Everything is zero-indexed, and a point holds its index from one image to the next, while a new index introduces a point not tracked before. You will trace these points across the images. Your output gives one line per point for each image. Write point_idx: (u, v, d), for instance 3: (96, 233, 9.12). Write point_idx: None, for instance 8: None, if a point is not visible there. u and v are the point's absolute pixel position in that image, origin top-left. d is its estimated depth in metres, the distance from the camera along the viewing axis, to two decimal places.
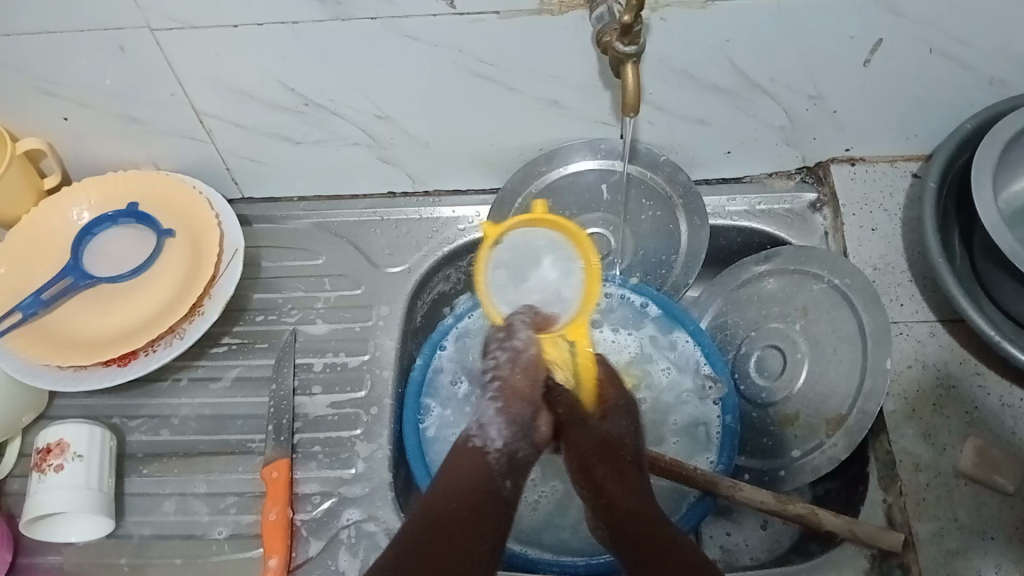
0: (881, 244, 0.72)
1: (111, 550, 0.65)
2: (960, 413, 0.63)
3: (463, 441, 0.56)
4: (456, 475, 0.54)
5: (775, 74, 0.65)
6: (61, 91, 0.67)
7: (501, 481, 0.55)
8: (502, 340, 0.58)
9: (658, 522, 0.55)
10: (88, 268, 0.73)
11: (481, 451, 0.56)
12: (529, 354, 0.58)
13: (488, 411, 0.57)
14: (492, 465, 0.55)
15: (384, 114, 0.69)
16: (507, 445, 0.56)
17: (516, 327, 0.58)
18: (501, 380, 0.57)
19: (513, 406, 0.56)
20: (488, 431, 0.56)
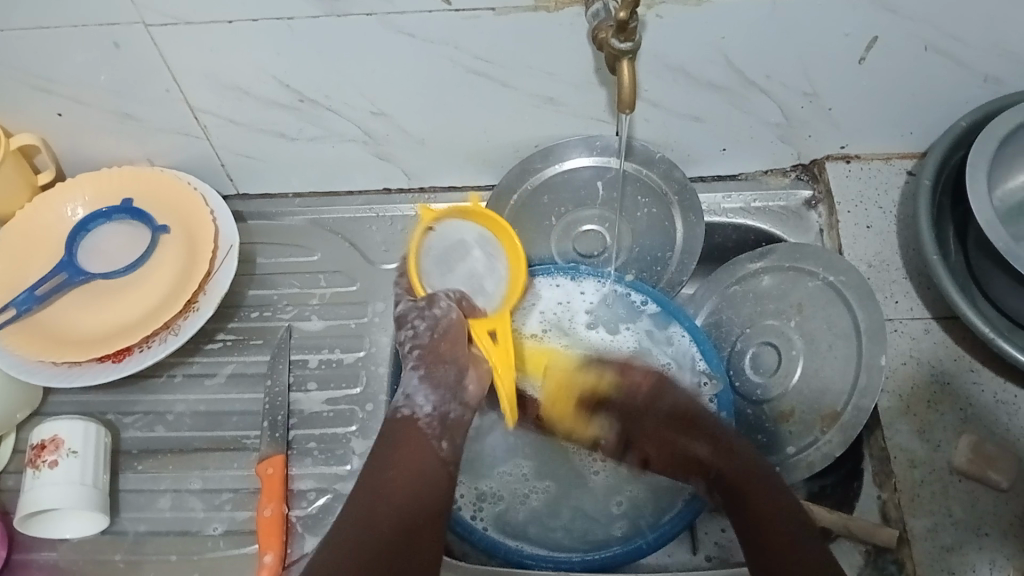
0: (875, 240, 0.72)
1: (105, 547, 0.65)
2: (955, 409, 0.63)
3: (393, 412, 0.57)
4: (402, 459, 0.55)
5: (770, 72, 0.66)
6: (55, 87, 0.67)
7: (438, 446, 0.56)
8: (422, 309, 0.59)
9: (766, 483, 0.59)
10: (83, 265, 0.73)
11: (410, 419, 0.57)
12: (449, 321, 0.58)
13: (413, 379, 0.57)
14: (425, 431, 0.56)
15: (379, 110, 0.69)
16: (437, 410, 0.57)
17: (437, 296, 0.59)
18: (421, 347, 0.58)
19: (437, 370, 0.57)
20: (416, 399, 0.57)
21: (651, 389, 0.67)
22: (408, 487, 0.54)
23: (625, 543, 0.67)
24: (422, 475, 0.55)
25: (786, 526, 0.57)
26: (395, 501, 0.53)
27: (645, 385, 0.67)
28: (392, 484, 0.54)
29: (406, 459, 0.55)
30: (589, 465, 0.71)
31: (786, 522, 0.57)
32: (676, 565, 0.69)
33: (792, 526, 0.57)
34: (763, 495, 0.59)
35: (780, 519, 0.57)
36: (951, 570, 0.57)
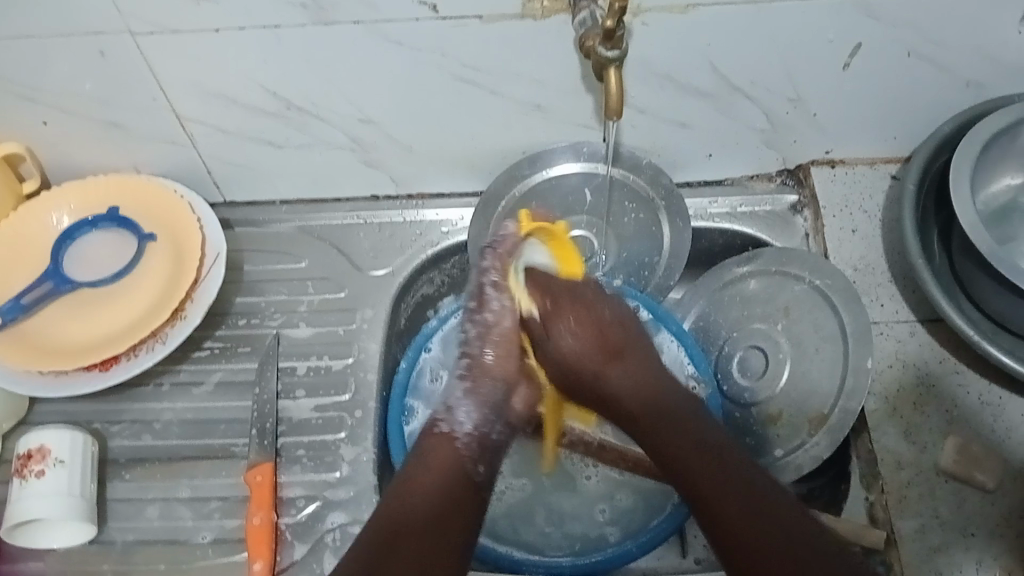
0: (861, 244, 0.73)
1: (93, 557, 0.65)
2: (940, 411, 0.64)
3: (431, 427, 0.60)
4: (427, 471, 0.56)
5: (755, 77, 0.66)
6: (40, 95, 0.66)
7: (474, 467, 0.58)
8: (473, 313, 0.62)
9: (678, 427, 0.57)
10: (69, 273, 0.72)
11: (449, 435, 0.59)
12: (500, 328, 0.61)
13: (456, 393, 0.61)
14: (461, 449, 0.58)
15: (367, 117, 0.69)
16: (476, 428, 0.60)
17: (488, 298, 0.61)
18: (470, 357, 0.61)
19: (482, 386, 0.61)
20: (456, 414, 0.60)
21: (558, 307, 0.62)
22: (431, 499, 0.55)
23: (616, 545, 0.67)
24: (441, 480, 0.56)
25: (703, 474, 0.54)
26: (418, 505, 0.54)
27: (566, 293, 0.63)
28: (417, 492, 0.55)
29: (424, 472, 0.56)
30: (581, 471, 0.71)
31: (708, 468, 0.54)
32: (666, 569, 0.70)
33: (716, 471, 0.54)
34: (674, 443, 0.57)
35: (700, 463, 0.55)
36: (938, 570, 0.57)
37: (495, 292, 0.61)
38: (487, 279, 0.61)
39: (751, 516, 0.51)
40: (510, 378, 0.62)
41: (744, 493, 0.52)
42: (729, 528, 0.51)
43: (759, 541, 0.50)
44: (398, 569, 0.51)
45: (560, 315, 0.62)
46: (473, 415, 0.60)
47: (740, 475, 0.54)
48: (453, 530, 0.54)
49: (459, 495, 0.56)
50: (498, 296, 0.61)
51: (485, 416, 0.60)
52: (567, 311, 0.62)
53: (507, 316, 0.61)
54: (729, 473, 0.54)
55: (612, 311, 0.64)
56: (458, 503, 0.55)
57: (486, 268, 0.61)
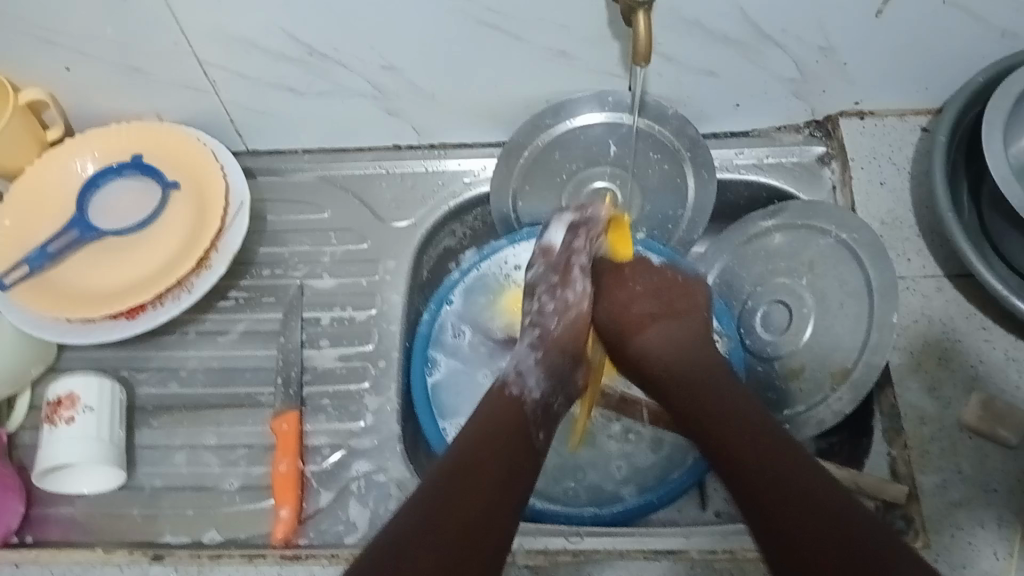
0: (889, 198, 0.72)
1: (123, 501, 0.66)
2: (965, 367, 0.64)
3: (502, 386, 0.60)
4: (490, 421, 0.56)
5: (785, 24, 0.64)
6: (62, 40, 0.66)
7: (534, 432, 0.57)
8: (554, 289, 0.65)
9: (719, 400, 0.58)
10: (94, 221, 0.73)
11: (519, 398, 0.59)
12: (575, 308, 0.65)
13: (528, 361, 0.62)
14: (529, 411, 0.58)
15: (389, 64, 0.68)
16: (542, 396, 0.60)
17: (571, 278, 0.66)
18: (542, 330, 0.64)
19: (552, 358, 0.63)
20: (528, 379, 0.60)
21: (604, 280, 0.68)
22: (498, 443, 0.54)
23: (640, 494, 0.68)
24: (506, 430, 0.56)
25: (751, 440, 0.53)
26: (486, 449, 0.53)
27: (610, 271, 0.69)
28: (486, 441, 0.54)
29: (489, 424, 0.56)
30: (602, 427, 0.71)
31: (761, 447, 0.53)
32: (685, 520, 0.70)
33: (768, 452, 0.52)
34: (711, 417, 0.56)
35: (749, 441, 0.53)
36: (958, 525, 0.57)
37: (580, 275, 0.66)
38: (574, 259, 0.66)
39: (808, 498, 0.49)
40: (574, 357, 0.64)
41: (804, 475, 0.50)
42: (785, 515, 0.49)
43: (807, 527, 0.48)
44: (465, 504, 0.50)
45: (604, 285, 0.68)
46: (543, 383, 0.61)
47: (792, 451, 0.52)
48: (516, 480, 0.52)
49: (520, 444, 0.55)
50: (580, 278, 0.66)
51: (553, 384, 0.61)
52: (612, 286, 0.68)
53: (584, 300, 0.66)
54: (786, 453, 0.52)
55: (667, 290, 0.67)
56: (518, 452, 0.54)
57: (575, 249, 0.66)
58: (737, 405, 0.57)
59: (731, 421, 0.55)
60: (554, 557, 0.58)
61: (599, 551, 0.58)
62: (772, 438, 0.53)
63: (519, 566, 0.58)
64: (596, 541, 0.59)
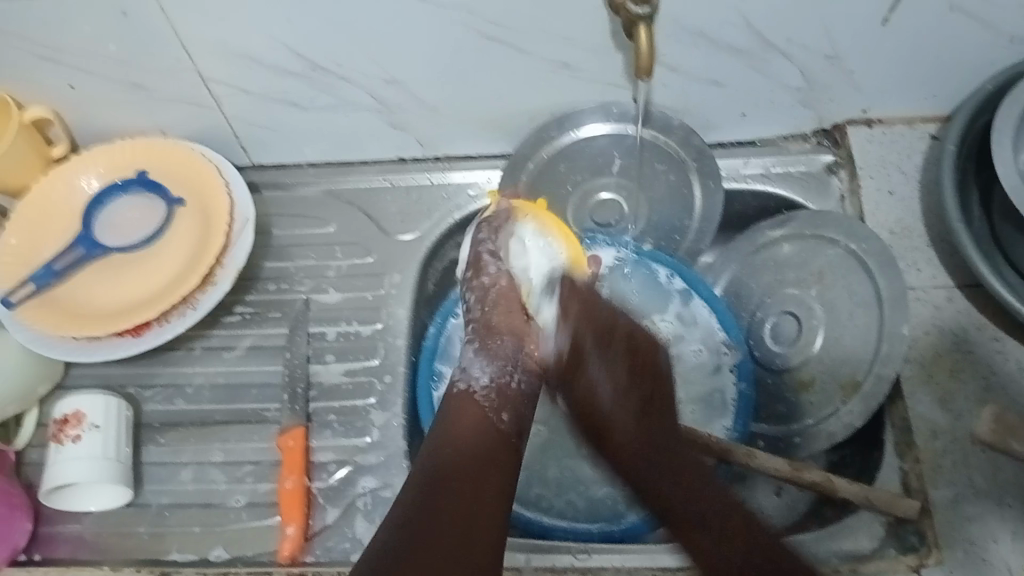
0: (898, 207, 0.71)
1: (130, 519, 0.66)
2: (977, 378, 0.63)
3: (450, 388, 0.57)
4: (459, 436, 0.53)
5: (790, 33, 0.64)
6: (66, 59, 0.66)
7: (497, 418, 0.55)
8: (470, 281, 0.62)
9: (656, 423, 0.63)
10: (99, 239, 0.73)
11: (468, 392, 0.56)
12: (495, 290, 0.61)
13: (469, 353, 0.59)
14: (484, 403, 0.56)
15: (393, 78, 0.68)
16: (494, 379, 0.57)
17: (485, 265, 0.62)
18: (475, 321, 0.60)
19: (493, 341, 0.58)
20: (472, 369, 0.57)
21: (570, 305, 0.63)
22: (471, 458, 0.52)
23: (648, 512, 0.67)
24: (478, 438, 0.53)
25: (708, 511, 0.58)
26: (453, 456, 0.52)
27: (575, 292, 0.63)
28: (450, 444, 0.53)
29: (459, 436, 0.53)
30: None
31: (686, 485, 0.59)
32: None
33: (686, 486, 0.59)
34: (646, 457, 0.61)
35: (665, 480, 0.60)
36: (972, 540, 0.57)
37: (491, 259, 0.62)
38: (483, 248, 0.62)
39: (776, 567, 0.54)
40: (519, 332, 0.59)
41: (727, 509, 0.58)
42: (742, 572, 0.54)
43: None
44: (441, 515, 0.48)
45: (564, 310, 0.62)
46: (489, 368, 0.57)
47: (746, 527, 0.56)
48: (490, 484, 0.51)
49: (495, 458, 0.53)
50: (493, 262, 0.62)
51: (501, 364, 0.57)
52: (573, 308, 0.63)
53: (504, 277, 0.61)
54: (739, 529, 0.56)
55: (629, 330, 0.65)
56: (494, 466, 0.52)
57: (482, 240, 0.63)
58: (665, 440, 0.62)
59: (660, 452, 0.61)
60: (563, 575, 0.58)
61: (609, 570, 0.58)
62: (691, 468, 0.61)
63: None
64: (605, 559, 0.59)
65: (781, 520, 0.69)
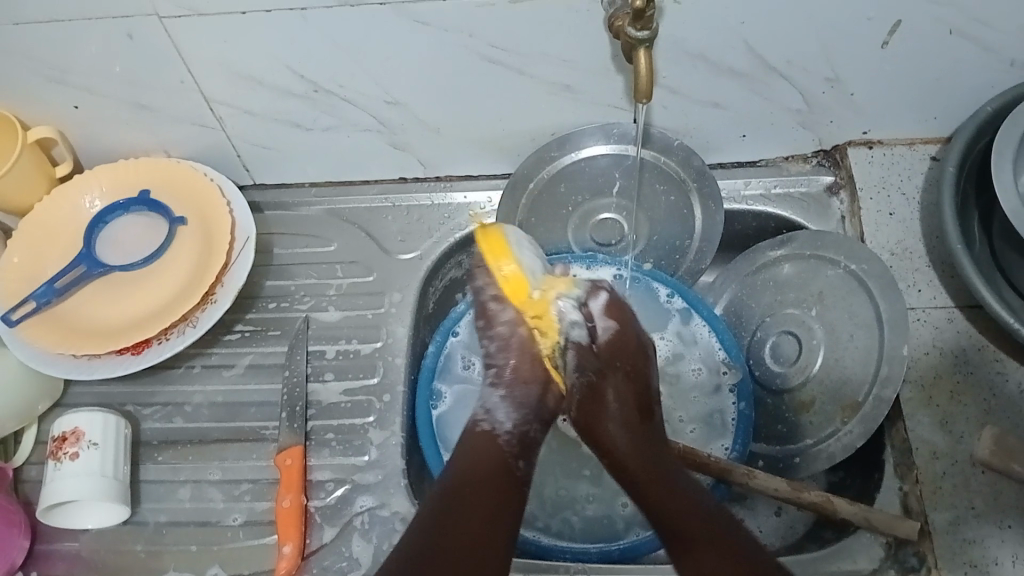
0: (898, 229, 0.71)
1: (127, 537, 0.66)
2: (978, 400, 0.63)
3: (472, 426, 0.56)
4: (465, 467, 0.54)
5: (790, 56, 0.64)
6: (73, 80, 0.67)
7: (515, 463, 0.55)
8: (486, 329, 0.59)
9: (652, 454, 0.58)
10: (101, 257, 0.73)
11: (490, 434, 0.56)
12: (513, 341, 0.58)
13: (493, 397, 0.57)
14: (504, 446, 0.55)
15: (394, 99, 0.68)
16: (516, 427, 0.56)
17: (495, 315, 0.58)
18: (496, 367, 0.58)
19: (517, 389, 0.57)
20: (496, 415, 0.56)
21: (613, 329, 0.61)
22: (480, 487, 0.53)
23: (646, 532, 0.67)
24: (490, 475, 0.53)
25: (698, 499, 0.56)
26: (462, 493, 0.52)
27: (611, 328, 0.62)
28: (458, 484, 0.53)
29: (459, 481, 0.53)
30: None
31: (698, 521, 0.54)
32: None
33: (695, 514, 0.54)
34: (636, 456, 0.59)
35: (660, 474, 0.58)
36: (972, 563, 0.56)
37: (498, 306, 0.58)
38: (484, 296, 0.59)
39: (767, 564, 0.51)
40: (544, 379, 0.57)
41: (732, 551, 0.52)
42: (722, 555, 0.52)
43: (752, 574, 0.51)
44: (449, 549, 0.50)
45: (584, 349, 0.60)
46: (512, 415, 0.56)
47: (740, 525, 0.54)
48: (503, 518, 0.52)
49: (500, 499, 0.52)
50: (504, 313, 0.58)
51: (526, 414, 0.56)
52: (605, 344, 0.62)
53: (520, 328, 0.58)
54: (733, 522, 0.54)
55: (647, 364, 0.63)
56: (496, 509, 0.52)
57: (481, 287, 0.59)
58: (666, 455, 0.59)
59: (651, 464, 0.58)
60: None
61: None
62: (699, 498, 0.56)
63: None
64: None
65: (780, 541, 0.69)
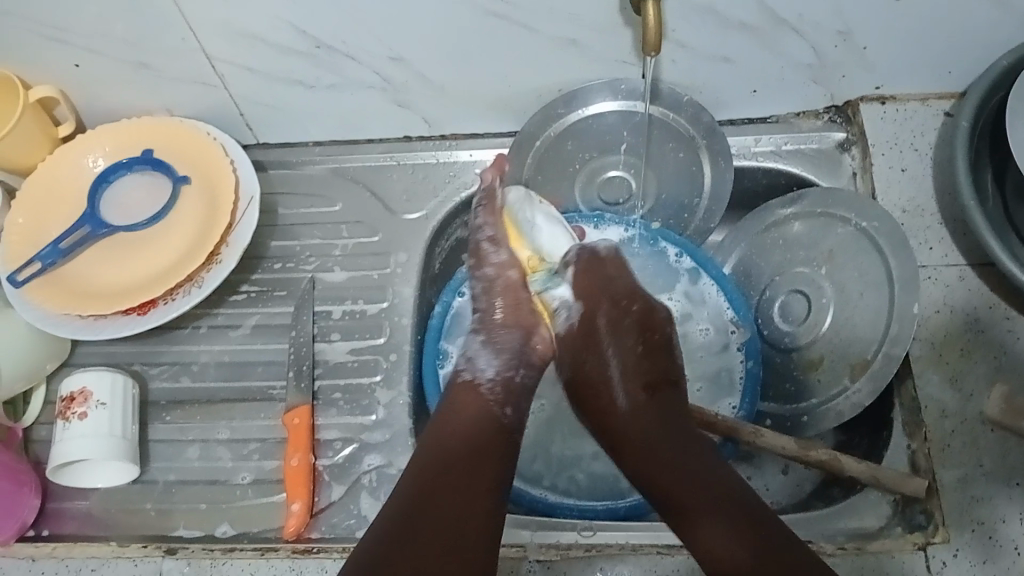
0: (910, 185, 0.70)
1: (137, 496, 0.66)
2: (988, 357, 0.62)
3: (455, 376, 0.62)
4: (460, 416, 0.57)
5: (801, 9, 0.63)
6: (73, 38, 0.66)
7: (501, 411, 0.59)
8: (473, 270, 0.66)
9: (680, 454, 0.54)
10: (105, 217, 0.73)
11: (473, 384, 0.60)
12: (502, 279, 0.66)
13: (474, 344, 0.63)
14: (487, 394, 0.60)
15: (397, 55, 0.67)
16: (498, 373, 0.61)
17: (487, 254, 0.66)
18: (481, 312, 0.65)
19: (499, 338, 0.63)
20: (479, 363, 0.62)
21: (595, 312, 0.64)
22: (461, 455, 0.54)
23: None
24: (470, 435, 0.56)
25: (687, 464, 0.53)
26: (453, 448, 0.55)
27: (610, 306, 0.64)
28: (448, 436, 0.55)
29: (436, 452, 0.54)
30: None
31: (727, 522, 0.49)
32: None
33: (694, 468, 0.53)
34: (655, 437, 0.56)
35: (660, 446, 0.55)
36: (979, 521, 0.56)
37: (492, 248, 0.66)
38: (482, 237, 0.66)
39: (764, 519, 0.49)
40: (525, 326, 0.64)
41: (740, 503, 0.50)
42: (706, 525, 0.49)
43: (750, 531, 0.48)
44: (445, 498, 0.51)
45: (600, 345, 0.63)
46: (494, 361, 0.62)
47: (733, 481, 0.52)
48: (487, 473, 0.53)
49: (483, 462, 0.54)
50: (495, 252, 0.66)
51: (507, 361, 0.62)
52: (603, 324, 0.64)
53: (508, 268, 0.66)
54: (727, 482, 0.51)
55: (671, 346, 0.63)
56: (479, 472, 0.53)
57: (480, 227, 0.67)
58: (691, 444, 0.55)
59: (677, 468, 0.53)
60: (567, 551, 0.58)
61: (613, 545, 0.58)
62: (732, 491, 0.51)
63: (530, 560, 0.58)
64: (609, 536, 0.59)
65: (788, 499, 0.69)
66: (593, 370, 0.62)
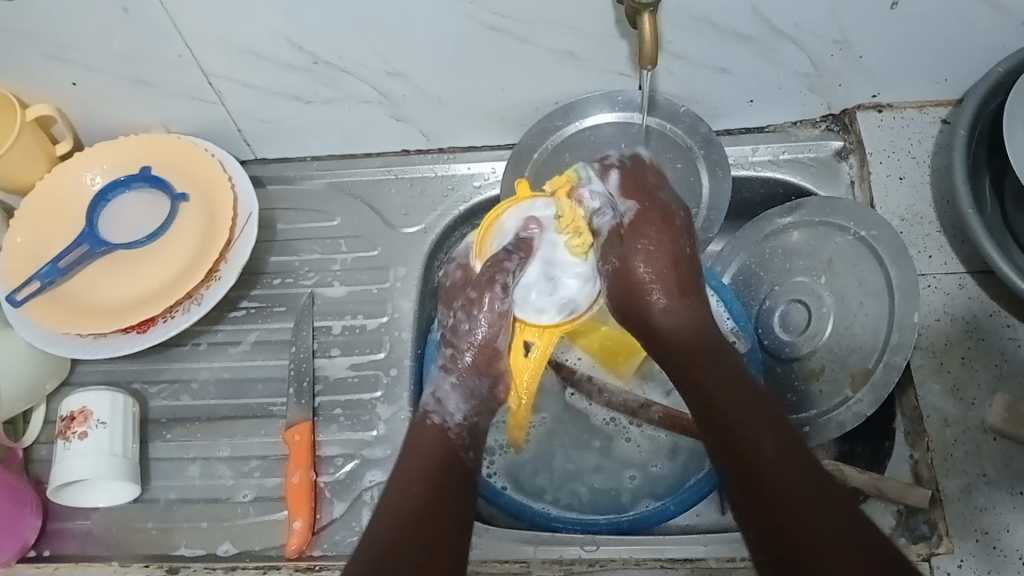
0: (908, 193, 0.70)
1: (138, 515, 0.66)
2: (989, 365, 0.62)
3: (423, 418, 0.61)
4: (421, 454, 0.58)
5: (798, 20, 0.63)
6: (71, 57, 0.66)
7: (464, 454, 0.60)
8: (470, 306, 0.62)
9: (717, 369, 0.57)
10: (104, 235, 0.72)
11: (442, 426, 0.61)
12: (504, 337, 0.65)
13: (444, 386, 0.63)
14: (455, 439, 0.60)
15: (395, 70, 0.67)
16: (466, 418, 0.62)
17: None
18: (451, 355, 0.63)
19: (470, 380, 0.62)
20: (447, 405, 0.62)
21: (636, 223, 0.63)
22: (423, 497, 0.55)
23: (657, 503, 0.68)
24: (433, 473, 0.57)
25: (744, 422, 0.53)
26: (415, 489, 0.55)
27: (654, 217, 0.63)
28: (410, 481, 0.56)
29: (402, 498, 0.55)
30: (621, 432, 0.71)
31: (763, 437, 0.52)
32: (704, 526, 0.70)
33: (759, 427, 0.52)
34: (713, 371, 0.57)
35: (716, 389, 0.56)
36: (983, 530, 0.56)
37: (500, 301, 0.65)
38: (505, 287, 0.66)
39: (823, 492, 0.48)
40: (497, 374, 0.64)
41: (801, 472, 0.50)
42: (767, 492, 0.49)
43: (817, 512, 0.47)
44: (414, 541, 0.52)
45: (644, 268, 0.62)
46: (463, 405, 0.62)
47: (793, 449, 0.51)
48: (450, 509, 0.55)
49: (444, 498, 0.55)
50: None
51: (476, 407, 0.62)
52: (644, 239, 0.63)
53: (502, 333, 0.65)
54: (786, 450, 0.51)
55: (691, 253, 0.64)
56: (444, 512, 0.54)
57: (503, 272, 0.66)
58: (747, 401, 0.54)
59: (747, 424, 0.53)
60: (570, 567, 0.58)
61: (616, 560, 0.58)
62: (773, 427, 0.52)
63: None
64: (613, 550, 0.59)
65: None
66: (640, 284, 0.62)
